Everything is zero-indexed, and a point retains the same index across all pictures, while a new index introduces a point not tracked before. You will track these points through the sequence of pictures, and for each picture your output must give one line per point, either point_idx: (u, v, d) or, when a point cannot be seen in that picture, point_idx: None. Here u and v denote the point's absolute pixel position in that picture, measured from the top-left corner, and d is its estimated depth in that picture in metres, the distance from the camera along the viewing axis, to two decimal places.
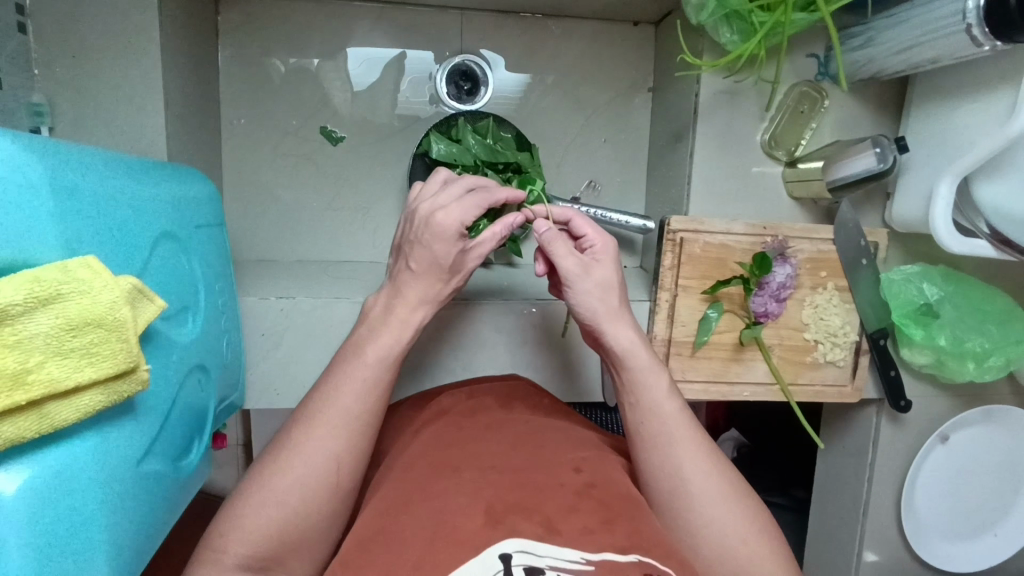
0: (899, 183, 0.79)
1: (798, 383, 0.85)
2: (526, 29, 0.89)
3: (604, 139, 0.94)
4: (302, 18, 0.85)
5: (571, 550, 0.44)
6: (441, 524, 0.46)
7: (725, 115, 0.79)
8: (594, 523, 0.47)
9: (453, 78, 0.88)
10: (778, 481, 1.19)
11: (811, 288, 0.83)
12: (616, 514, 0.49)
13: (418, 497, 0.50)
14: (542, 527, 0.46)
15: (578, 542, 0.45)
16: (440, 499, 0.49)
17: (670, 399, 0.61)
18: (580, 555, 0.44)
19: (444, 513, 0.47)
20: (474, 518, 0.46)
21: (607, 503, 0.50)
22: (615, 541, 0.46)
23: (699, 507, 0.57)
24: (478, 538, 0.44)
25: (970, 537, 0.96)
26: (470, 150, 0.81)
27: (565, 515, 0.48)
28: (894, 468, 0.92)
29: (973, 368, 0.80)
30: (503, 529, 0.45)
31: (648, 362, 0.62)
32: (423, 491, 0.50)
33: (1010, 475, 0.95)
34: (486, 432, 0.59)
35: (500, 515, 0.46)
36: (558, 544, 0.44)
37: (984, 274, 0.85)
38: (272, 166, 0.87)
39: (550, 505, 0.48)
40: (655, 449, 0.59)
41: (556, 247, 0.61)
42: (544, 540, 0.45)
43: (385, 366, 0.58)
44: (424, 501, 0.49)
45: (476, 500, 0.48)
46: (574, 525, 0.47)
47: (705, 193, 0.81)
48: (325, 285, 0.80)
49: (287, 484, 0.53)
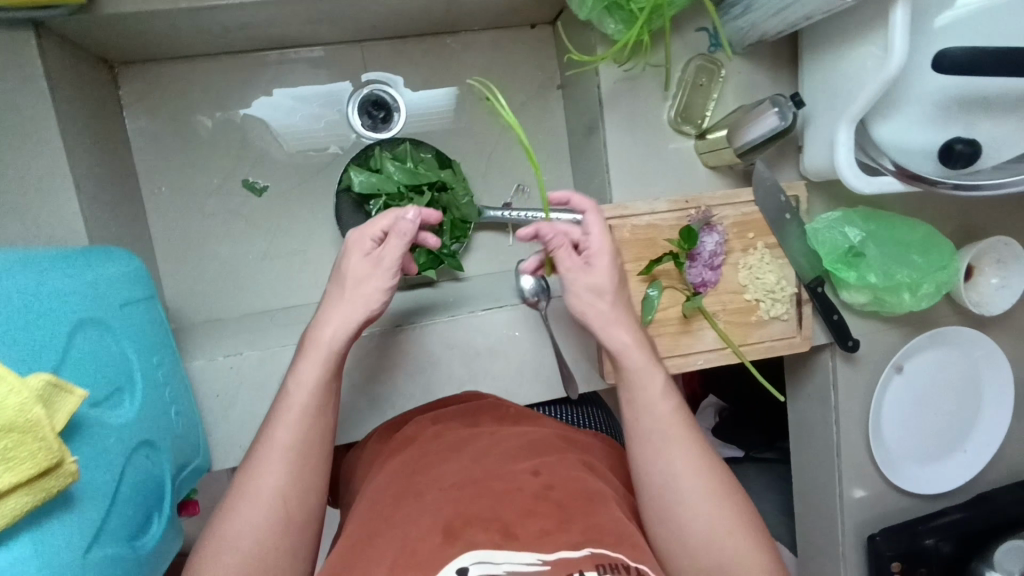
0: (806, 135, 0.82)
1: (748, 343, 0.88)
2: (427, 50, 0.91)
3: (524, 142, 0.95)
4: (205, 79, 0.86)
5: (528, 553, 0.46)
6: (401, 550, 0.47)
7: (629, 101, 0.81)
8: (551, 524, 0.49)
9: (365, 109, 0.90)
10: (765, 437, 1.24)
11: (742, 251, 0.85)
12: (572, 514, 0.50)
13: (382, 526, 0.51)
14: (500, 534, 0.47)
15: (534, 544, 0.47)
16: (400, 525, 0.50)
17: (666, 399, 0.64)
18: (537, 556, 0.45)
19: (405, 537, 0.48)
20: (433, 537, 0.47)
21: (564, 504, 0.51)
22: (570, 538, 0.47)
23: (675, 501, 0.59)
24: (436, 557, 0.45)
25: (943, 458, 0.99)
26: (392, 177, 0.83)
27: (523, 517, 0.49)
28: (857, 406, 0.96)
29: (909, 298, 0.84)
30: (463, 542, 0.46)
31: (643, 363, 0.64)
32: (386, 520, 0.52)
33: (967, 391, 0.98)
34: (452, 451, 0.61)
35: (458, 530, 0.47)
36: (516, 549, 0.46)
37: (904, 205, 0.88)
38: (201, 227, 0.88)
39: (508, 509, 0.50)
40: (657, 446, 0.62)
41: (560, 251, 0.65)
42: (502, 547, 0.46)
43: (315, 396, 0.61)
44: (388, 530, 0.50)
45: (436, 517, 0.49)
46: (532, 527, 0.48)
47: (625, 179, 0.83)
48: (272, 335, 0.80)
49: (231, 531, 0.56)
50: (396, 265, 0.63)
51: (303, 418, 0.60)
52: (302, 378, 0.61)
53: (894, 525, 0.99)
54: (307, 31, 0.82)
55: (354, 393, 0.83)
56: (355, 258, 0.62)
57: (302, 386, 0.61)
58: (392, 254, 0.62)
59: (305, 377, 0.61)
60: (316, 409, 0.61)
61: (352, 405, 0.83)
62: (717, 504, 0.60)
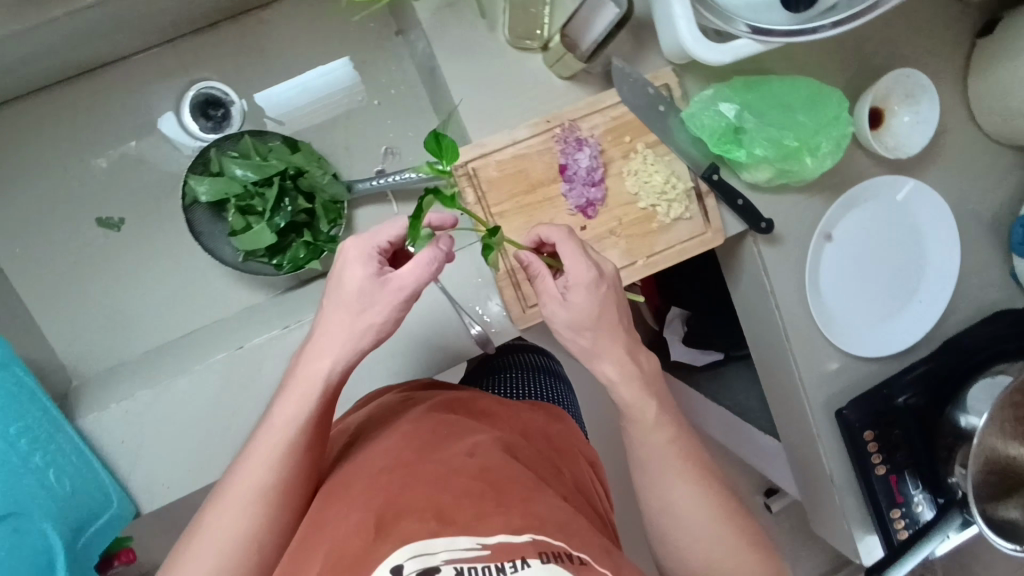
0: (654, 16, 0.75)
1: (658, 251, 0.83)
2: (243, 32, 0.87)
3: (378, 103, 0.90)
4: (32, 132, 0.85)
5: (466, 537, 0.56)
6: (337, 550, 0.57)
7: (453, 30, 0.75)
8: (486, 507, 0.60)
9: (199, 110, 0.86)
10: (734, 339, 1.24)
11: (623, 158, 0.80)
12: (504, 494, 0.62)
13: (325, 521, 0.62)
14: (437, 522, 0.57)
15: (471, 527, 0.57)
16: (339, 524, 0.61)
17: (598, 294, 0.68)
18: (476, 540, 0.56)
19: (340, 539, 0.58)
20: (365, 534, 0.57)
21: (498, 487, 0.63)
22: (510, 523, 0.58)
23: (644, 424, 0.69)
24: (379, 550, 0.55)
25: (898, 313, 0.95)
26: (236, 177, 0.78)
27: (459, 504, 0.60)
28: (793, 285, 0.91)
29: (811, 161, 0.78)
30: (398, 535, 0.56)
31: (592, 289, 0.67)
32: (330, 518, 0.62)
33: (908, 241, 0.93)
34: (397, 440, 0.71)
35: (387, 526, 0.57)
36: (453, 534, 0.56)
37: (786, 63, 0.81)
38: (80, 281, 0.88)
39: (444, 501, 0.60)
40: (614, 388, 0.70)
41: None
42: (440, 531, 0.56)
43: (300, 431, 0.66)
44: (329, 528, 0.61)
45: (372, 513, 0.59)
46: (468, 511, 0.59)
47: (478, 113, 0.77)
48: (166, 368, 0.79)
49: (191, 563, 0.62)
50: (414, 291, 0.65)
51: (285, 457, 0.65)
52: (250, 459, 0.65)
53: (862, 393, 0.95)
54: (102, 48, 0.78)
55: None
56: (358, 272, 0.64)
57: (285, 410, 0.65)
58: (395, 284, 0.64)
59: (291, 399, 0.65)
60: (302, 446, 0.66)
61: None
62: (646, 395, 0.69)
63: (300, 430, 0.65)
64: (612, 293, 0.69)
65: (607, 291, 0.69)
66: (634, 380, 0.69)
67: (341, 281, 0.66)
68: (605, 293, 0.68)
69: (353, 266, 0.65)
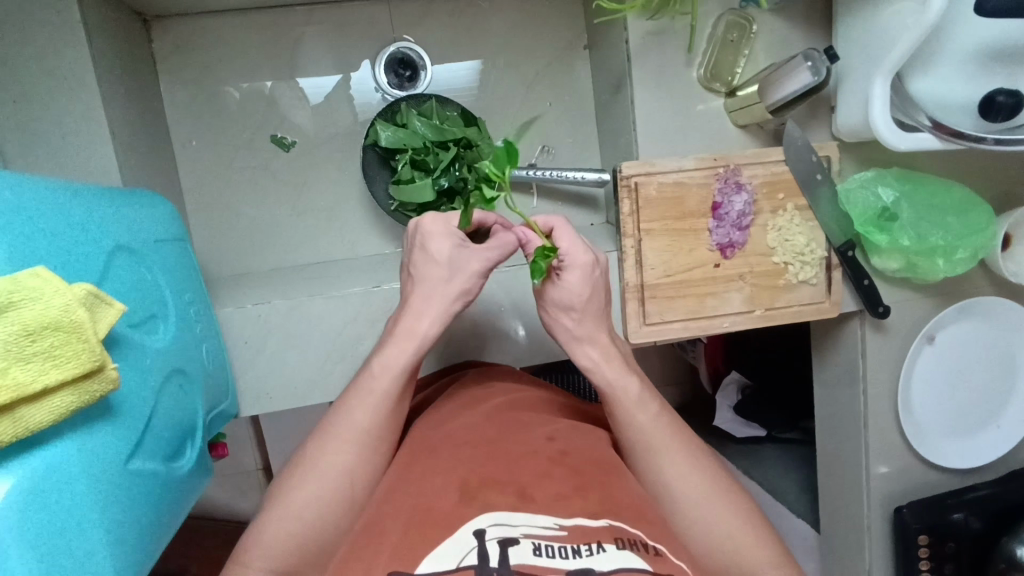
0: (839, 92, 0.80)
1: (776, 306, 0.86)
2: (453, 8, 0.93)
3: (549, 104, 0.97)
4: (233, 39, 0.89)
5: (545, 516, 0.44)
6: (419, 509, 0.46)
7: (657, 56, 0.80)
8: (567, 489, 0.47)
9: (392, 67, 0.92)
10: (788, 416, 1.26)
11: (771, 212, 0.84)
12: (587, 479, 0.49)
13: (399, 484, 0.51)
14: (516, 497, 0.46)
15: (552, 507, 0.45)
16: (420, 481, 0.50)
17: (587, 278, 0.66)
18: (554, 520, 0.44)
19: (420, 497, 0.47)
20: (449, 498, 0.46)
21: (580, 470, 0.50)
22: (588, 506, 0.46)
23: (629, 402, 0.64)
24: (455, 514, 0.44)
25: (975, 432, 0.97)
26: (417, 132, 0.83)
27: (539, 481, 0.48)
28: (887, 377, 0.94)
29: (943, 263, 0.81)
30: (479, 503, 0.45)
31: (591, 271, 0.66)
32: (405, 481, 0.51)
33: (1002, 365, 0.96)
34: (463, 411, 0.61)
35: (474, 491, 0.46)
36: (533, 511, 0.45)
37: (940, 168, 0.85)
38: (232, 185, 0.92)
39: (523, 474, 0.49)
40: (595, 370, 0.67)
41: None
42: (518, 508, 0.45)
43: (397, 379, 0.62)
44: (407, 488, 0.50)
45: (452, 478, 0.48)
46: (548, 490, 0.47)
47: (653, 134, 0.83)
48: (298, 287, 0.82)
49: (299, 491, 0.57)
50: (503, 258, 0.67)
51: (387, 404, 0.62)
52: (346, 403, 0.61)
53: (922, 498, 0.96)
54: None
55: None
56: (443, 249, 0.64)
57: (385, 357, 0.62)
58: (472, 259, 0.65)
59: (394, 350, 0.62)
60: (397, 394, 0.62)
61: None
62: (626, 372, 0.66)
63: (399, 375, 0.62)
64: (602, 279, 0.68)
65: (600, 277, 0.68)
66: (616, 363, 0.67)
67: (415, 259, 0.66)
68: (596, 278, 0.67)
69: (434, 239, 0.64)
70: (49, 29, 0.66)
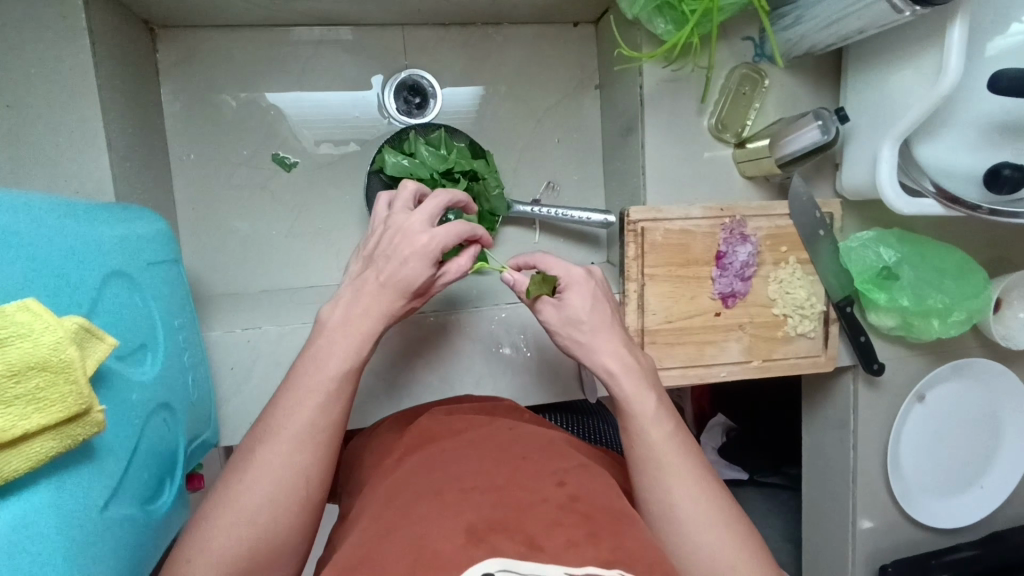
0: (846, 152, 0.80)
1: (773, 358, 0.86)
2: (467, 39, 0.93)
3: (557, 139, 0.97)
4: (241, 54, 0.87)
5: (555, 567, 0.42)
6: (421, 548, 0.44)
7: (670, 104, 0.81)
8: (578, 535, 0.46)
9: (402, 94, 0.91)
10: (771, 461, 1.22)
11: (773, 264, 0.84)
12: (600, 527, 0.47)
13: (401, 519, 0.48)
14: (524, 546, 0.44)
15: (561, 557, 0.43)
16: (423, 519, 0.47)
17: (593, 302, 0.67)
18: (564, 570, 0.42)
19: (425, 535, 0.45)
20: (454, 538, 0.44)
21: (592, 517, 0.49)
22: (599, 554, 0.44)
23: (643, 415, 0.63)
24: (458, 557, 0.42)
25: (959, 492, 0.97)
26: (425, 161, 0.83)
27: (549, 529, 0.46)
28: (877, 433, 0.93)
29: (939, 324, 0.82)
30: (485, 548, 0.43)
31: (598, 299, 0.68)
32: (405, 514, 0.49)
33: (987, 426, 0.96)
34: (470, 443, 0.59)
35: (482, 534, 0.44)
36: (541, 561, 0.43)
37: (938, 231, 0.87)
38: (227, 200, 0.90)
39: (532, 522, 0.47)
40: (619, 376, 0.65)
41: None
42: (527, 558, 0.43)
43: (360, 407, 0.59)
44: (409, 523, 0.47)
45: (458, 520, 0.46)
46: (558, 538, 0.45)
47: (661, 180, 0.83)
48: (290, 311, 0.80)
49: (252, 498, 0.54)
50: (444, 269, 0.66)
51: (346, 414, 0.59)
52: (315, 431, 0.57)
53: (906, 556, 0.96)
54: (350, 10, 0.83)
55: (371, 377, 0.83)
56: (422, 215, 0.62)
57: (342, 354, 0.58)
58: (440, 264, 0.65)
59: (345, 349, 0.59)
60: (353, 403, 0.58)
61: (366, 389, 0.83)
62: (644, 387, 0.64)
63: (347, 375, 0.58)
64: (606, 299, 0.69)
65: (600, 288, 0.69)
66: (634, 373, 0.65)
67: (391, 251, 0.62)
68: (596, 291, 0.68)
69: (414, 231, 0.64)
70: (51, 34, 0.64)
